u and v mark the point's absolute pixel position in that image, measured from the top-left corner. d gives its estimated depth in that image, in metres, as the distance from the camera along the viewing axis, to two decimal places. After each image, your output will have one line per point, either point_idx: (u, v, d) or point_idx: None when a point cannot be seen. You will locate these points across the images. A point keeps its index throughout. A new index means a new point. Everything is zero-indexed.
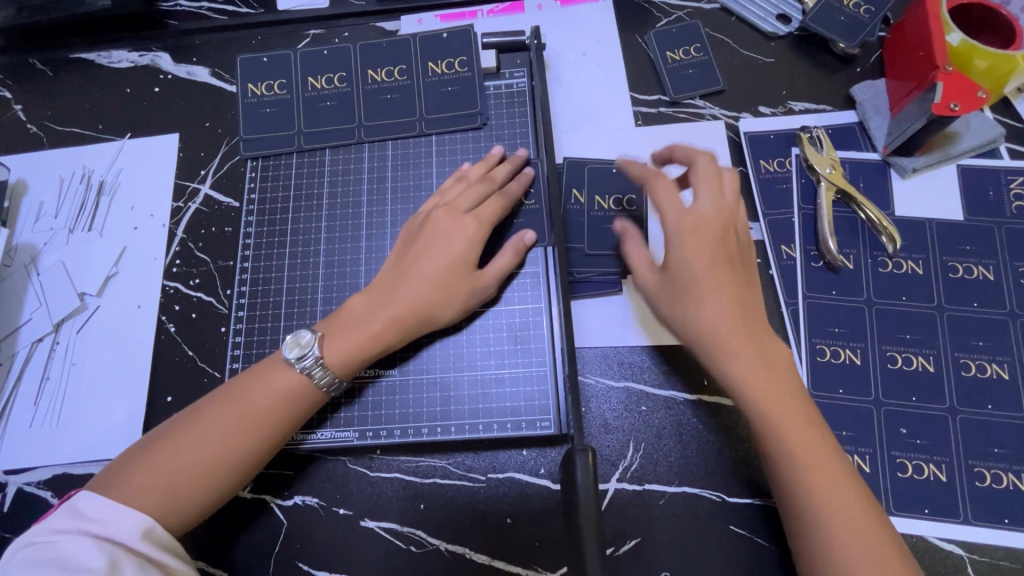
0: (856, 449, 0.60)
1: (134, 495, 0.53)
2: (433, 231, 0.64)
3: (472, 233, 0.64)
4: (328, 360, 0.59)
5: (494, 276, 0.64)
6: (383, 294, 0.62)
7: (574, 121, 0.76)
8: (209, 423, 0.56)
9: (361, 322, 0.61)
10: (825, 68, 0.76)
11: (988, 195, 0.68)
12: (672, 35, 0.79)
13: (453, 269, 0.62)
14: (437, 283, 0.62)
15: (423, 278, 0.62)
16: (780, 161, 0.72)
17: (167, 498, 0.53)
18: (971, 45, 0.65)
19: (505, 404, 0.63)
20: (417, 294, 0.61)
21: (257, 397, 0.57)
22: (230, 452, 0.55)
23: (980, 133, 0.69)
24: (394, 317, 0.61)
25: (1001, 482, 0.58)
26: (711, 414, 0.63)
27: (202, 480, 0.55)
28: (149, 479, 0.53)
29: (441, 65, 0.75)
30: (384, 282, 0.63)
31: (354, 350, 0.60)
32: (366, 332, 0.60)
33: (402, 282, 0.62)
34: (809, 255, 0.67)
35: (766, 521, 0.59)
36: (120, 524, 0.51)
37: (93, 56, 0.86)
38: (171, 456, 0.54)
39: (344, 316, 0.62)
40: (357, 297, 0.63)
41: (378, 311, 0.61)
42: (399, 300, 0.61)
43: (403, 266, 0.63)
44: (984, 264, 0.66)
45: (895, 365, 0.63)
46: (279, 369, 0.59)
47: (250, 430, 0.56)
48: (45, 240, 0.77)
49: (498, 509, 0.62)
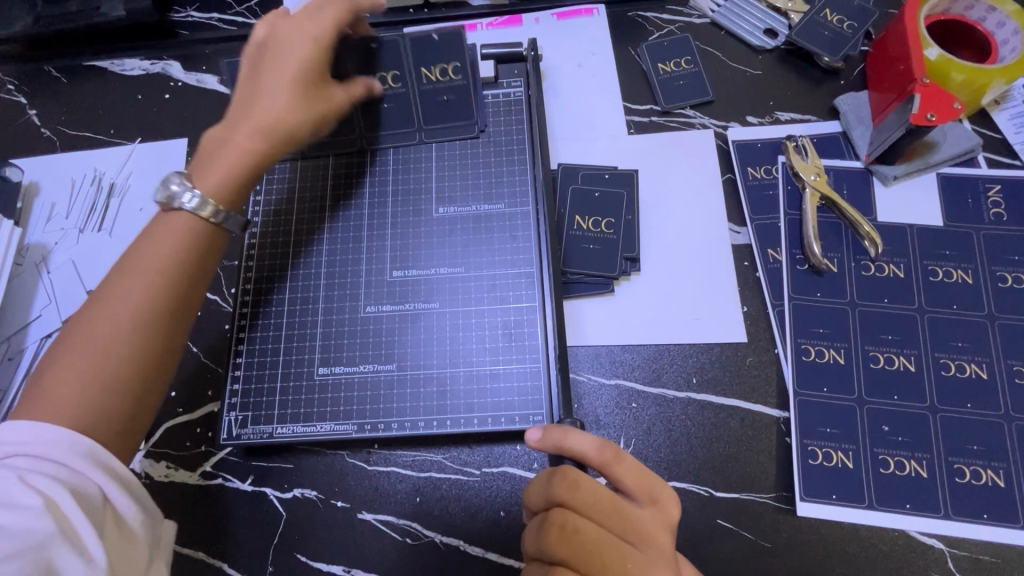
0: (839, 445, 0.62)
1: (50, 405, 0.49)
2: (274, 47, 0.67)
3: (314, 42, 0.66)
4: (203, 187, 0.61)
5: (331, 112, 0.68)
6: (238, 113, 0.66)
7: (569, 129, 0.79)
8: (118, 299, 0.54)
9: (231, 143, 0.64)
10: (811, 80, 0.80)
11: (967, 201, 0.71)
12: (664, 48, 0.82)
13: (289, 100, 0.65)
14: (282, 107, 0.65)
15: (274, 97, 0.65)
16: (767, 168, 0.75)
17: (87, 400, 0.50)
18: (948, 59, 0.68)
19: (500, 398, 0.65)
20: (268, 109, 0.65)
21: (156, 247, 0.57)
22: (150, 310, 0.54)
23: (958, 142, 0.72)
24: (254, 128, 0.64)
25: (980, 478, 0.60)
26: (698, 411, 0.65)
27: (124, 363, 0.52)
28: (61, 395, 0.50)
29: (434, 72, 0.73)
30: (233, 120, 0.65)
31: (228, 175, 0.62)
32: (237, 147, 0.64)
33: (258, 99, 0.65)
34: (795, 259, 0.70)
35: (752, 515, 0.61)
36: (51, 447, 0.47)
37: (106, 63, 0.89)
38: (73, 358, 0.51)
39: (215, 151, 0.64)
40: (216, 128, 0.66)
41: (237, 127, 0.65)
42: (253, 115, 0.65)
43: (256, 83, 0.66)
44: (963, 268, 0.68)
45: (877, 364, 0.65)
46: (164, 226, 0.59)
47: (164, 270, 0.56)
48: (56, 239, 0.79)
49: (493, 503, 0.63)
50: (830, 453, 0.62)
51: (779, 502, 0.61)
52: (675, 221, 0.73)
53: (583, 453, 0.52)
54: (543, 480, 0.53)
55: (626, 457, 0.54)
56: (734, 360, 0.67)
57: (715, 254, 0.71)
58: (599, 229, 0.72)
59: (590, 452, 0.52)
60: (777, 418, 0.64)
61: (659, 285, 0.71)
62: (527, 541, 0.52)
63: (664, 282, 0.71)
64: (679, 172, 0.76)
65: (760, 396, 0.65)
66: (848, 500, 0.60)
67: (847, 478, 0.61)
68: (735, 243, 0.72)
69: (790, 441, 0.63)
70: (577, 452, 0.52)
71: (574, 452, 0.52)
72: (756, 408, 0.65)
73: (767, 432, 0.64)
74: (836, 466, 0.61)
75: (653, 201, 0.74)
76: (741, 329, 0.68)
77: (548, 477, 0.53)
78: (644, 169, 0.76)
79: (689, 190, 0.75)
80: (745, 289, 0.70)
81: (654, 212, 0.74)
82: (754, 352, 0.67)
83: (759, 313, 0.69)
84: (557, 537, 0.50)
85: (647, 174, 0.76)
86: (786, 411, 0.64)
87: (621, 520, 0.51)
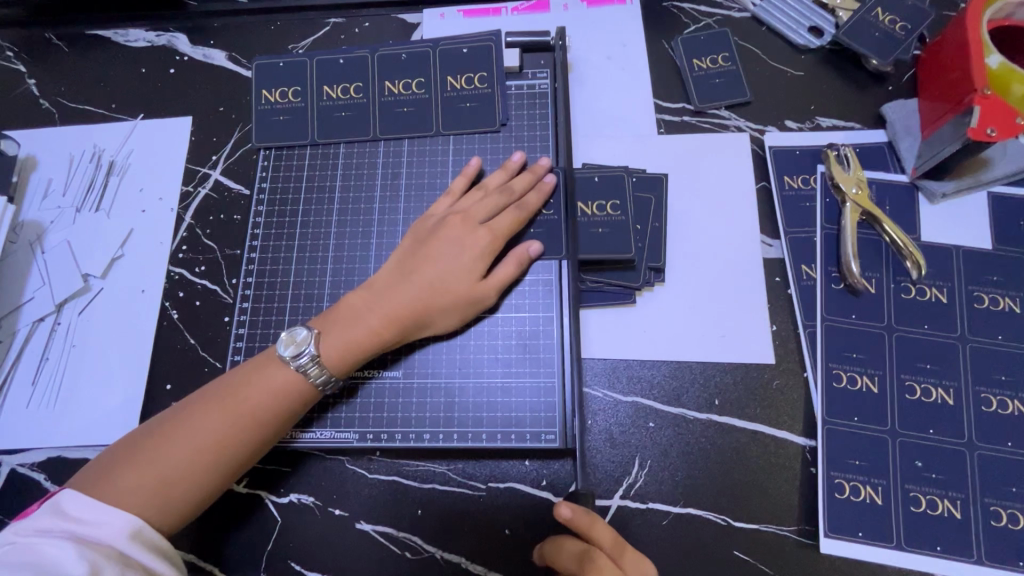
0: (868, 479, 0.58)
1: (122, 496, 0.50)
2: (444, 239, 0.63)
3: (484, 246, 0.62)
4: (325, 357, 0.57)
5: (498, 286, 0.62)
6: (383, 292, 0.60)
7: (595, 126, 0.74)
8: (200, 421, 0.54)
9: (358, 320, 0.59)
10: (855, 84, 0.74)
11: (1017, 223, 0.66)
12: (700, 43, 0.77)
13: (461, 276, 0.61)
14: (471, 238, 0.62)
15: (428, 284, 0.60)
16: (805, 178, 0.70)
17: (153, 501, 0.51)
18: (1010, 68, 0.63)
19: (510, 413, 0.62)
20: (415, 302, 0.60)
21: (249, 395, 0.55)
22: (228, 443, 0.54)
23: (1017, 159, 0.67)
24: (392, 317, 0.59)
25: (1017, 522, 0.57)
26: (719, 435, 0.61)
27: (195, 479, 0.53)
28: (137, 483, 0.51)
29: (460, 80, 0.73)
30: (385, 279, 0.62)
31: (349, 348, 0.58)
32: (366, 331, 0.59)
33: (404, 281, 0.61)
34: (830, 277, 0.65)
35: (771, 548, 0.58)
36: (107, 525, 0.48)
37: (110, 33, 0.85)
38: (154, 459, 0.52)
39: (342, 311, 0.60)
40: (356, 293, 0.61)
41: (377, 309, 0.59)
42: (400, 300, 0.60)
43: (408, 267, 0.62)
44: (1010, 295, 0.64)
45: (913, 395, 0.61)
46: (274, 365, 0.57)
47: (246, 421, 0.54)
48: (51, 218, 0.76)
49: (497, 520, 0.60)
50: (858, 487, 0.58)
51: (801, 536, 0.58)
52: (705, 229, 0.69)
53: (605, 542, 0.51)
54: (568, 561, 0.51)
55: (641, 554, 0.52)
56: (759, 382, 0.63)
57: (744, 267, 0.67)
58: (606, 212, 0.67)
59: (610, 540, 0.51)
60: (803, 447, 0.61)
61: (684, 298, 0.66)
62: None
63: (689, 296, 0.67)
64: (712, 177, 0.71)
65: (786, 422, 0.62)
66: (875, 538, 0.57)
67: (874, 516, 0.57)
68: (767, 257, 0.68)
69: (817, 473, 0.59)
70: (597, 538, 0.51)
71: (594, 541, 0.51)
72: (781, 434, 0.61)
73: (792, 461, 0.60)
74: (864, 501, 0.58)
75: (683, 207, 0.70)
76: (768, 349, 0.64)
77: (573, 556, 0.51)
78: (673, 173, 0.71)
79: (723, 197, 0.70)
80: (775, 306, 0.66)
81: (684, 218, 0.69)
82: (780, 374, 0.63)
83: (789, 333, 0.65)
84: None
85: (678, 180, 0.71)
86: (813, 440, 0.61)
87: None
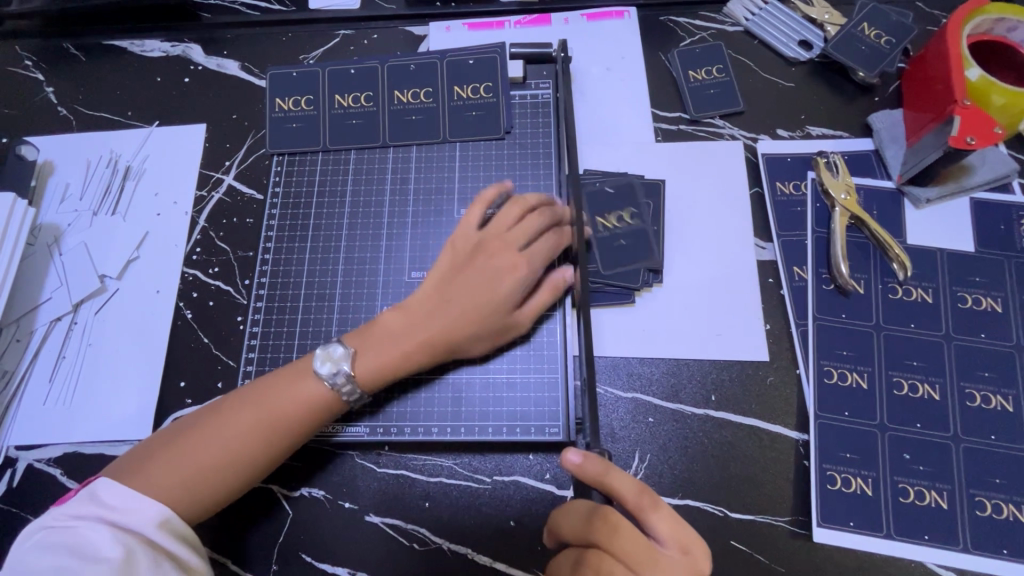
0: (859, 471, 0.61)
1: (156, 486, 0.52)
2: (484, 262, 0.64)
3: (524, 274, 0.63)
4: (358, 376, 0.60)
5: (532, 315, 0.64)
6: (421, 316, 0.62)
7: (596, 134, 0.78)
8: (231, 420, 0.56)
9: (391, 341, 0.61)
10: (843, 95, 0.78)
11: (999, 227, 0.69)
12: (695, 55, 0.80)
13: (496, 304, 0.62)
14: (511, 265, 0.63)
15: (464, 313, 0.62)
16: (796, 184, 0.73)
17: (185, 493, 0.53)
18: (989, 81, 0.66)
19: (515, 408, 0.64)
20: (451, 331, 0.62)
21: (278, 398, 0.57)
22: (257, 447, 0.56)
23: (995, 166, 0.71)
24: (423, 344, 0.61)
25: (1001, 512, 0.59)
26: (716, 429, 0.64)
27: (224, 476, 0.55)
28: (170, 476, 0.53)
29: (466, 90, 0.76)
30: (422, 301, 0.63)
31: (380, 372, 0.60)
32: (397, 355, 0.61)
33: (442, 308, 0.62)
34: (821, 278, 0.68)
35: (767, 538, 0.60)
36: (138, 513, 0.50)
37: (126, 43, 0.87)
38: (187, 454, 0.54)
39: (376, 329, 0.62)
40: (393, 312, 0.63)
41: (413, 334, 0.61)
42: (437, 328, 0.61)
43: (446, 291, 0.63)
44: (992, 295, 0.67)
45: (901, 391, 0.63)
46: (305, 377, 0.59)
47: (276, 426, 0.57)
48: (69, 221, 0.78)
49: (502, 512, 0.62)
50: (849, 479, 0.61)
51: (795, 526, 0.60)
52: (701, 232, 0.72)
53: (623, 493, 0.51)
54: (575, 519, 0.52)
55: (661, 502, 0.52)
56: (754, 379, 0.66)
57: (739, 268, 0.70)
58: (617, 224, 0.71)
59: (629, 493, 0.51)
60: (796, 440, 0.63)
61: (682, 299, 0.69)
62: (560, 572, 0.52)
63: (687, 296, 0.69)
64: (707, 183, 0.74)
65: (780, 417, 0.64)
66: (865, 528, 0.59)
67: (865, 507, 0.60)
68: (760, 259, 0.70)
69: (810, 465, 0.62)
70: (616, 491, 0.51)
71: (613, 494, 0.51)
72: (775, 429, 0.64)
73: (786, 454, 0.63)
74: (855, 492, 0.60)
75: (680, 212, 0.73)
76: (763, 347, 0.67)
77: (581, 516, 0.52)
78: (671, 179, 0.74)
79: (718, 202, 0.73)
80: (769, 306, 0.68)
81: (681, 222, 0.72)
82: (774, 371, 0.66)
83: (782, 332, 0.67)
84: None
85: (675, 186, 0.74)
86: (806, 434, 0.63)
87: (652, 569, 0.49)
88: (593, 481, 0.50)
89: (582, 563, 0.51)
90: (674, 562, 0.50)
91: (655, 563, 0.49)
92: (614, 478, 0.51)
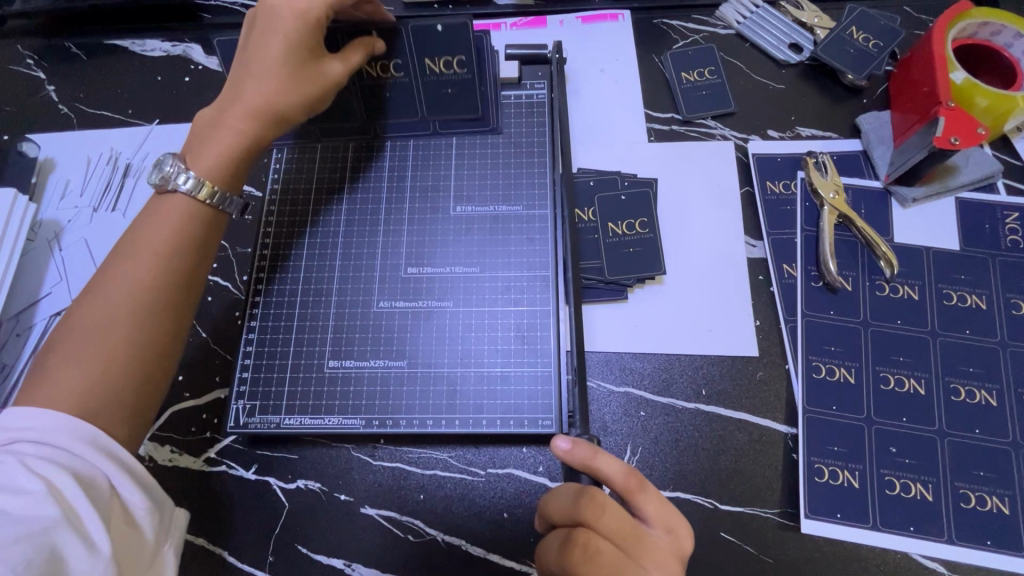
0: (846, 464, 0.62)
1: (62, 393, 0.50)
2: (263, 29, 0.62)
3: (290, 14, 0.60)
4: (195, 170, 0.60)
5: (337, 65, 0.62)
6: (228, 95, 0.63)
7: (589, 133, 0.79)
8: (106, 299, 0.54)
9: (218, 129, 0.62)
10: (833, 97, 0.80)
11: (984, 226, 0.71)
12: (687, 57, 0.82)
13: (265, 63, 0.61)
14: (282, 8, 0.61)
15: (253, 89, 0.62)
16: (786, 184, 0.75)
17: (99, 394, 0.51)
18: (973, 83, 0.68)
19: (509, 401, 0.65)
20: (250, 104, 0.62)
21: (136, 261, 0.56)
22: (146, 286, 0.55)
23: (979, 167, 0.72)
24: (244, 111, 0.62)
25: (985, 504, 0.60)
26: (706, 423, 0.65)
27: (129, 354, 0.53)
28: (75, 375, 0.51)
29: (439, 62, 0.66)
30: (230, 84, 0.64)
31: (221, 154, 0.61)
32: (226, 132, 0.62)
33: (244, 76, 0.62)
34: (810, 275, 0.70)
35: (756, 530, 0.61)
36: (51, 427, 0.48)
37: (127, 43, 0.89)
38: (82, 352, 0.52)
39: (199, 130, 0.63)
40: (208, 108, 0.65)
41: (231, 107, 0.63)
42: (248, 98, 0.62)
43: (239, 73, 0.63)
44: (977, 293, 0.68)
45: (887, 386, 0.65)
46: (161, 206, 0.59)
47: (154, 278, 0.55)
48: (70, 217, 0.79)
49: (496, 505, 0.63)
50: (837, 472, 0.62)
51: (783, 518, 0.61)
52: (692, 230, 0.73)
53: (612, 477, 0.52)
54: (564, 500, 0.53)
55: (649, 485, 0.54)
56: (744, 374, 0.67)
57: (729, 266, 0.71)
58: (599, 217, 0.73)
59: (618, 476, 0.52)
60: (785, 434, 0.64)
61: (673, 295, 0.70)
62: (547, 551, 0.52)
63: (678, 292, 0.70)
64: (698, 182, 0.75)
65: (770, 411, 0.65)
66: (852, 519, 0.60)
67: (852, 499, 0.61)
68: (750, 257, 0.72)
69: (798, 458, 0.63)
70: (604, 475, 0.52)
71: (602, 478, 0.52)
72: (764, 423, 0.65)
73: (775, 448, 0.64)
74: (843, 485, 0.61)
75: (671, 210, 0.74)
76: (752, 343, 0.68)
77: (570, 496, 0.53)
78: (663, 178, 0.76)
79: (709, 201, 0.74)
80: (759, 303, 0.70)
81: (672, 219, 0.74)
82: (764, 367, 0.67)
83: (772, 328, 0.69)
84: (577, 555, 0.50)
85: (667, 184, 0.75)
86: (794, 428, 0.64)
87: (640, 549, 0.51)
88: (582, 465, 0.52)
89: (570, 541, 0.51)
90: (661, 544, 0.51)
91: (642, 544, 0.51)
92: (602, 462, 0.52)
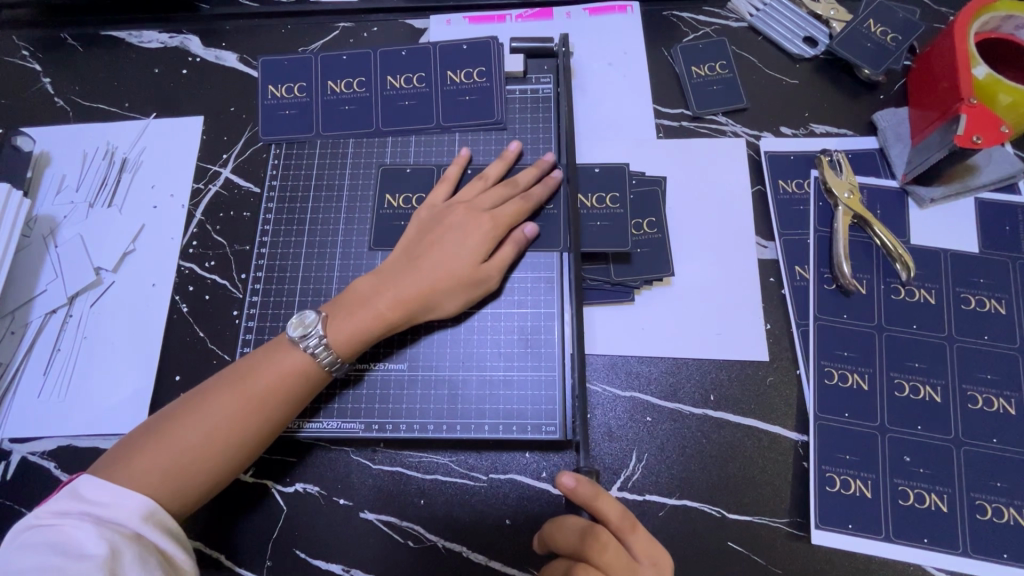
0: (858, 473, 0.60)
1: (138, 478, 0.51)
2: (449, 225, 0.65)
3: (486, 230, 0.64)
4: (331, 341, 0.59)
5: (498, 268, 0.64)
6: (393, 276, 0.63)
7: (596, 129, 0.77)
8: (213, 403, 0.55)
9: (365, 304, 0.61)
10: (848, 92, 0.77)
11: (1004, 228, 0.69)
12: (698, 51, 0.80)
13: (449, 265, 0.63)
14: (474, 224, 0.64)
15: (418, 277, 0.62)
16: (799, 182, 0.72)
17: (171, 490, 0.52)
18: (996, 79, 0.65)
19: (512, 406, 0.64)
20: (417, 291, 0.61)
21: (256, 381, 0.57)
22: (245, 413, 0.55)
23: (1001, 167, 0.70)
24: (399, 301, 0.61)
25: (1002, 516, 0.58)
26: (714, 429, 0.63)
27: (210, 460, 0.54)
28: (152, 465, 0.52)
29: (460, 74, 0.76)
30: (395, 266, 0.64)
31: (352, 334, 0.60)
32: (373, 314, 0.60)
33: (412, 267, 0.63)
34: (822, 278, 0.68)
35: (764, 539, 0.59)
36: (123, 505, 0.49)
37: (124, 35, 0.87)
38: (170, 442, 0.53)
39: (351, 297, 0.62)
40: (365, 278, 0.63)
41: (383, 292, 0.61)
42: (408, 285, 0.61)
43: (414, 254, 0.64)
44: (996, 297, 0.66)
45: (902, 393, 0.63)
46: (285, 349, 0.59)
47: (267, 404, 0.56)
48: (65, 212, 0.77)
49: (498, 510, 0.62)
50: (849, 481, 0.60)
51: (793, 528, 0.60)
52: (702, 229, 0.71)
53: (609, 515, 0.52)
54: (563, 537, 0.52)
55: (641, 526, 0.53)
56: (754, 379, 0.65)
57: (740, 267, 0.69)
58: (605, 205, 0.69)
59: (615, 516, 0.52)
60: (796, 442, 0.62)
61: (681, 297, 0.68)
62: None
63: (686, 293, 0.69)
64: (708, 180, 0.73)
65: (780, 418, 0.64)
66: (864, 530, 0.59)
67: (863, 509, 0.59)
68: (761, 258, 0.70)
69: (809, 467, 0.61)
70: (603, 515, 0.52)
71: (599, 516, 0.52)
72: (774, 429, 0.63)
73: (784, 456, 0.62)
74: (854, 495, 0.60)
75: (681, 209, 0.72)
76: (762, 347, 0.66)
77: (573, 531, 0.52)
78: (672, 176, 0.74)
79: (719, 199, 0.72)
80: (769, 306, 0.68)
81: (681, 218, 0.72)
82: (774, 372, 0.65)
83: (782, 332, 0.67)
84: None
85: (676, 182, 0.73)
86: (805, 435, 0.63)
87: None
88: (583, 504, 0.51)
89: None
90: None
91: None
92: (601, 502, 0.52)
